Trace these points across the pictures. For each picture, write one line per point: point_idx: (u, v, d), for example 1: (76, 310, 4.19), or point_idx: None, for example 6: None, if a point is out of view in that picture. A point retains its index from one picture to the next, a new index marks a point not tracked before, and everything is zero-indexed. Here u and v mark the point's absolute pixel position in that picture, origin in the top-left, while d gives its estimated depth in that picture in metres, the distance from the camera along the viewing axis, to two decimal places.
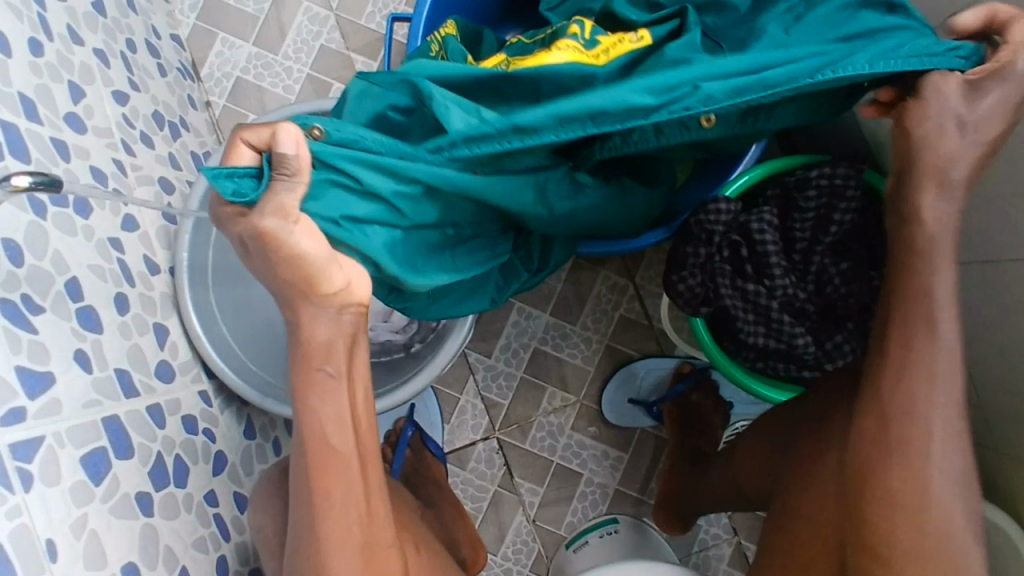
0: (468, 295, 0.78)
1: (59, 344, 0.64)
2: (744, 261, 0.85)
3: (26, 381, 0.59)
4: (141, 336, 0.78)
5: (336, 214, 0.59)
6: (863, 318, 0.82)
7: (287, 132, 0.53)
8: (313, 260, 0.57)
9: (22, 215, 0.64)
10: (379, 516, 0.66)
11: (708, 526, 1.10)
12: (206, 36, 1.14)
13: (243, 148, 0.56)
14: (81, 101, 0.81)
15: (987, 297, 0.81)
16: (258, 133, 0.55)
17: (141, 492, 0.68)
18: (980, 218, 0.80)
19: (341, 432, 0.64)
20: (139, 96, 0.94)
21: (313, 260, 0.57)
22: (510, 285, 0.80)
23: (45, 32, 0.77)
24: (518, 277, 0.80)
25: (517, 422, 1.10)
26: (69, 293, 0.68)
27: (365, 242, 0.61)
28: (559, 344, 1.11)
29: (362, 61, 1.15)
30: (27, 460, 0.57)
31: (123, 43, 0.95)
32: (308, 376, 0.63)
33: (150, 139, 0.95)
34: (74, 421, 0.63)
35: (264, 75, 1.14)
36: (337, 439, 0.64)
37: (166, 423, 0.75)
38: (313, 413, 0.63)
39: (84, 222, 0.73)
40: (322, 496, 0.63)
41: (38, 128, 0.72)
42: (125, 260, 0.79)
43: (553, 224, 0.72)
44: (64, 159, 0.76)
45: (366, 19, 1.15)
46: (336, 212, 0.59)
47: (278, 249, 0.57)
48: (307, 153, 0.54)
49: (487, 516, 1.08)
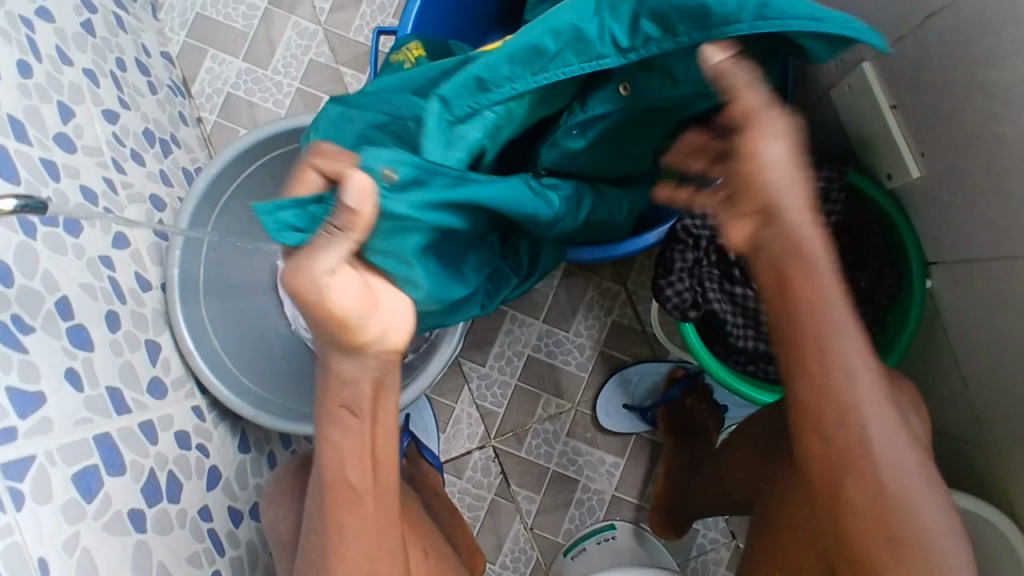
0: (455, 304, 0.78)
1: (50, 363, 0.65)
2: (731, 264, 0.87)
3: (17, 400, 0.60)
4: (133, 353, 0.78)
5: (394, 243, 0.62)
6: None
7: (359, 187, 0.53)
8: (359, 314, 0.59)
9: (12, 235, 0.64)
10: (390, 542, 0.65)
11: (706, 530, 1.10)
12: (196, 53, 1.15)
13: (313, 175, 0.57)
14: (71, 121, 0.82)
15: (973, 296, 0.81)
16: (331, 167, 0.56)
17: (133, 508, 0.68)
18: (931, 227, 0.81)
19: (359, 463, 0.63)
20: (129, 115, 0.95)
21: (359, 314, 0.59)
22: (498, 291, 0.81)
23: (34, 54, 0.78)
24: (504, 283, 0.81)
25: (513, 430, 1.10)
26: (60, 312, 0.68)
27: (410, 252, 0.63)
28: (552, 351, 1.11)
29: (351, 74, 1.16)
30: (18, 479, 0.57)
31: (112, 63, 0.96)
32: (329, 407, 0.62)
33: (141, 157, 0.95)
34: (65, 439, 0.64)
35: (254, 90, 1.15)
36: (355, 469, 0.63)
37: (158, 439, 0.76)
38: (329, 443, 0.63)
39: (74, 241, 0.73)
40: (335, 527, 0.62)
41: (28, 149, 0.73)
42: (116, 278, 0.80)
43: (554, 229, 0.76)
44: (54, 180, 0.76)
45: (354, 32, 1.16)
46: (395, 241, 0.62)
47: (331, 315, 0.57)
48: (369, 211, 0.54)
49: (485, 524, 1.08)
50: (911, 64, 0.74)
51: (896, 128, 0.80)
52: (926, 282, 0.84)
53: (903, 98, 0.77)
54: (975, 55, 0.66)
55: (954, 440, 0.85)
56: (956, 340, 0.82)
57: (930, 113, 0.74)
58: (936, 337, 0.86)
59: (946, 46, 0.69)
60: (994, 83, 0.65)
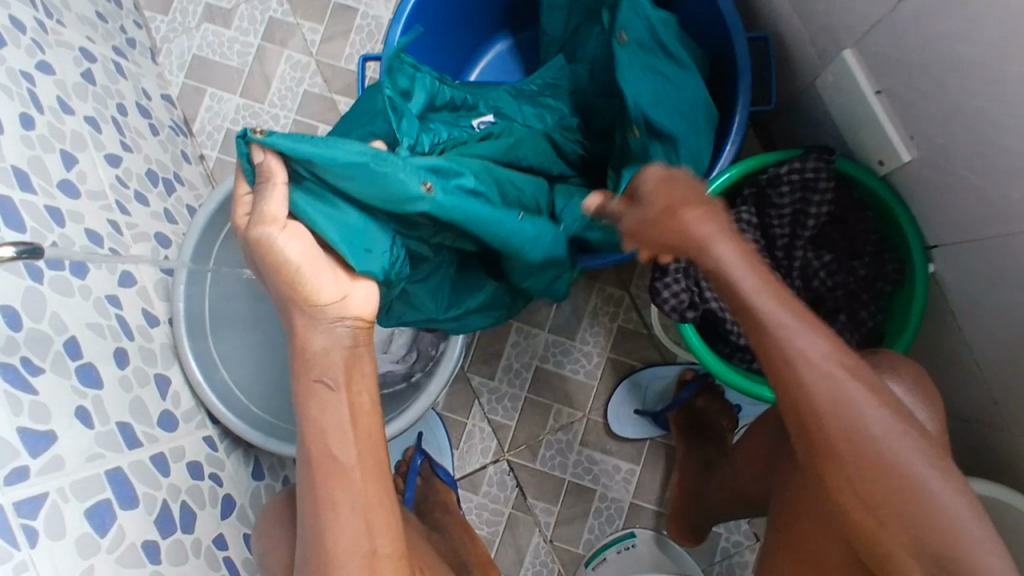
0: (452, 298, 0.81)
1: (60, 403, 0.67)
2: None
3: (28, 439, 0.61)
4: (142, 389, 0.80)
5: (338, 237, 0.62)
6: (854, 309, 0.85)
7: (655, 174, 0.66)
8: (302, 271, 0.62)
9: (20, 281, 0.66)
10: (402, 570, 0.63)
11: (729, 533, 1.08)
12: (196, 93, 1.18)
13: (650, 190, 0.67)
14: (74, 167, 0.85)
15: (969, 276, 0.78)
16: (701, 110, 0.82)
17: (147, 540, 0.69)
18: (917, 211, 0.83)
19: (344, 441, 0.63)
20: (132, 157, 0.98)
21: (300, 269, 0.62)
22: (473, 295, 0.82)
23: (35, 106, 0.82)
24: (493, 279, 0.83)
25: (526, 442, 1.10)
26: (68, 352, 0.70)
27: (330, 230, 0.61)
28: (560, 361, 1.11)
29: (345, 101, 1.18)
30: (31, 517, 0.58)
31: (113, 108, 0.99)
32: (304, 383, 0.64)
33: (145, 197, 0.98)
34: (78, 474, 0.65)
35: (252, 125, 1.18)
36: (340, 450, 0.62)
37: (170, 471, 0.77)
38: (315, 423, 0.63)
39: (80, 282, 0.76)
40: (329, 504, 0.61)
41: (32, 198, 0.76)
42: (123, 316, 0.82)
43: (430, 231, 0.69)
44: (59, 226, 0.79)
45: (345, 61, 1.19)
46: (338, 237, 0.62)
47: (269, 256, 0.61)
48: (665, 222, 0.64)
49: (504, 539, 1.08)
50: (887, 49, 0.74)
51: (881, 111, 0.79)
52: (929, 266, 0.83)
53: (886, 83, 0.76)
54: (950, 32, 0.65)
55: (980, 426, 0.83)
56: (960, 321, 0.82)
57: (917, 97, 0.73)
58: (942, 321, 0.85)
59: (923, 25, 0.68)
60: (975, 61, 0.64)
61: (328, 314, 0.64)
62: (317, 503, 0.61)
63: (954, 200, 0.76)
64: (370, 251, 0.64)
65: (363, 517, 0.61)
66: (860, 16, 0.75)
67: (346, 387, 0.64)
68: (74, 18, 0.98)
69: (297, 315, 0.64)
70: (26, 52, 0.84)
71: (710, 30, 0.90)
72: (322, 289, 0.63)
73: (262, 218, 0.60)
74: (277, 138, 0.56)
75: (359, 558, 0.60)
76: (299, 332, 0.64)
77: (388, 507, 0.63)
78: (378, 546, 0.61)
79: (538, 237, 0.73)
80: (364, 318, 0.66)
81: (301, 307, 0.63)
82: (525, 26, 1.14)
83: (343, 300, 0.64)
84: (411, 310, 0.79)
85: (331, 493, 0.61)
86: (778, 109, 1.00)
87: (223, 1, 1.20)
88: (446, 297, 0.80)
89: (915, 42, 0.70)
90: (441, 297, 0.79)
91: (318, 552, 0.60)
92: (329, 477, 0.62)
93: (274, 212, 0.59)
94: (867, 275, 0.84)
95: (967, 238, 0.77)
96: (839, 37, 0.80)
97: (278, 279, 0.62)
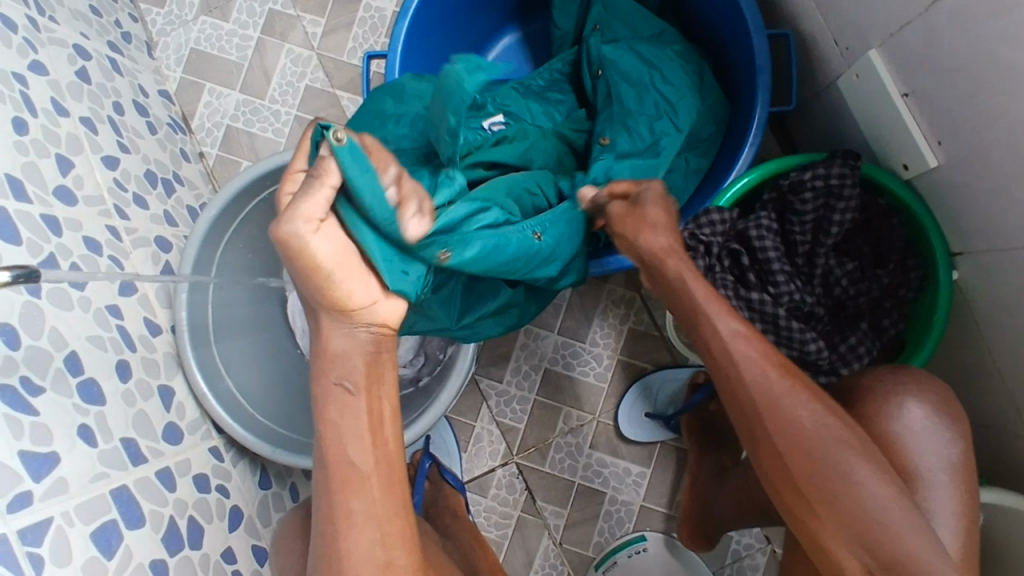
0: (467, 306, 0.79)
1: (61, 423, 0.65)
2: (745, 268, 0.84)
3: (30, 464, 0.60)
4: (146, 402, 0.78)
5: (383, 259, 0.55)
6: (877, 318, 0.83)
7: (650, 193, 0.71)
8: (336, 274, 0.55)
9: (17, 297, 0.64)
10: None
11: (740, 536, 1.07)
12: (194, 88, 1.15)
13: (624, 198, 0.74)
14: (71, 172, 0.82)
15: (997, 285, 0.76)
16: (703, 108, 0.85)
17: (155, 559, 0.68)
18: (942, 217, 0.81)
19: (364, 449, 0.60)
20: (129, 158, 0.95)
21: (333, 272, 0.55)
22: (485, 303, 0.79)
23: (28, 110, 0.79)
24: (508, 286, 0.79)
25: (535, 445, 1.09)
26: (69, 368, 0.68)
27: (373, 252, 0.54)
28: (569, 363, 1.09)
29: (348, 97, 1.15)
30: (36, 544, 0.57)
31: (110, 107, 0.96)
32: (325, 386, 0.60)
33: (144, 200, 0.96)
34: (82, 497, 0.63)
35: (253, 121, 1.14)
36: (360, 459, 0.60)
37: (177, 485, 0.75)
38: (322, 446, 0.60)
39: (79, 294, 0.73)
40: (342, 512, 0.59)
41: (28, 207, 0.73)
42: (125, 327, 0.80)
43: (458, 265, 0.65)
44: (56, 235, 0.76)
45: (347, 55, 1.15)
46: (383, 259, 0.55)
47: (306, 258, 0.53)
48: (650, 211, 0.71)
49: (513, 542, 1.07)
50: (917, 51, 0.71)
51: (908, 115, 0.76)
52: (953, 273, 0.81)
53: (914, 86, 0.74)
54: (986, 36, 0.63)
55: (1001, 437, 0.82)
56: (983, 330, 0.80)
57: (946, 101, 0.71)
58: (966, 330, 0.83)
59: (957, 28, 0.65)
60: (1011, 67, 0.61)
61: (357, 317, 0.59)
62: (330, 527, 0.59)
63: (982, 208, 0.74)
64: (407, 272, 0.57)
65: (375, 526, 0.59)
66: (889, 16, 0.72)
67: (366, 392, 0.61)
68: (68, 14, 0.95)
69: (323, 315, 0.59)
70: (18, 52, 0.81)
71: (729, 26, 0.87)
72: (356, 295, 0.58)
73: (304, 216, 0.50)
74: (347, 156, 0.46)
75: (372, 567, 0.58)
76: (321, 329, 0.60)
77: (402, 517, 0.60)
78: (394, 557, 0.59)
79: (557, 250, 0.71)
80: (390, 325, 0.62)
81: (334, 308, 0.58)
82: (534, 17, 1.11)
83: (372, 305, 0.60)
84: (423, 319, 0.78)
85: (343, 499, 0.59)
86: (795, 107, 0.98)
87: None
88: (459, 307, 0.78)
89: (947, 44, 0.67)
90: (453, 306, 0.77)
91: (330, 559, 0.59)
92: (345, 485, 0.59)
93: (309, 209, 0.50)
94: (890, 284, 0.82)
95: (994, 248, 0.75)
96: (865, 36, 0.77)
97: (308, 280, 0.55)
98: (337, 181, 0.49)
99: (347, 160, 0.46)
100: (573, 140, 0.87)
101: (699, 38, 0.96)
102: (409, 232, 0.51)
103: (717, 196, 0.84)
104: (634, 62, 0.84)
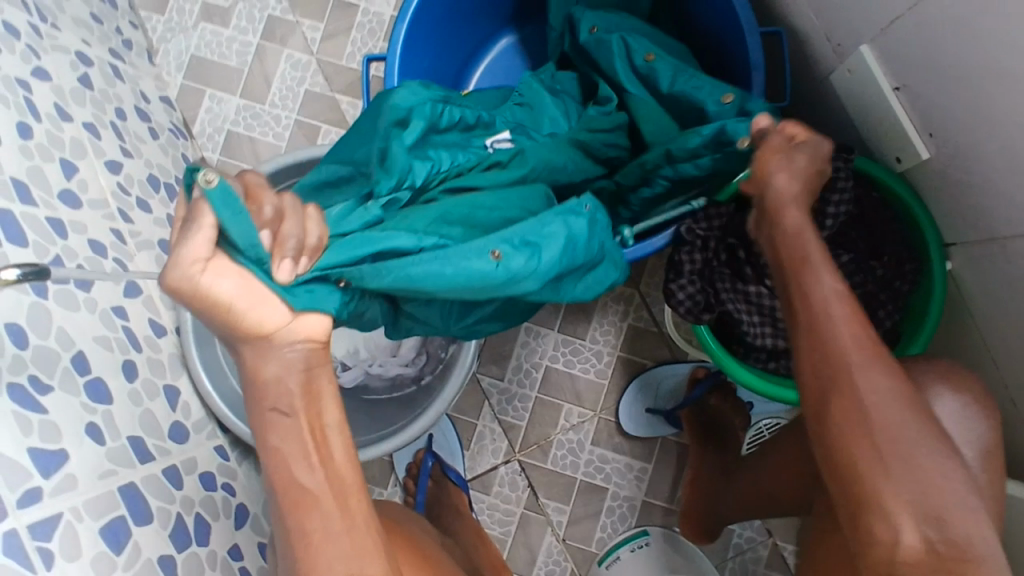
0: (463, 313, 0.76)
1: (69, 420, 0.65)
2: (742, 262, 0.85)
3: (40, 460, 0.60)
4: (152, 401, 0.79)
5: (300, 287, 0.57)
6: (874, 309, 0.84)
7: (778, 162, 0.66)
8: (239, 304, 0.54)
9: (24, 298, 0.65)
10: None
11: (742, 530, 1.08)
12: (194, 94, 1.17)
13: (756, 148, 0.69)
14: (75, 176, 0.84)
15: (990, 276, 0.77)
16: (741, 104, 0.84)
17: (164, 555, 0.69)
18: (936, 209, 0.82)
19: (311, 468, 0.57)
20: (132, 162, 0.96)
21: (239, 302, 0.54)
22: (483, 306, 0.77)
23: (32, 115, 0.80)
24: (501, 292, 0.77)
25: (537, 442, 1.10)
26: (76, 368, 0.69)
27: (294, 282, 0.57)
28: (570, 360, 1.10)
29: (347, 100, 1.16)
30: (47, 539, 0.58)
31: (112, 113, 0.97)
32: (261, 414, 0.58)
33: (147, 204, 0.97)
34: (91, 493, 0.64)
35: (254, 126, 1.16)
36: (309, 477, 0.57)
37: (183, 483, 0.76)
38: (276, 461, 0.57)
39: (85, 295, 0.74)
40: (300, 533, 0.55)
41: (34, 210, 0.74)
42: (130, 327, 0.81)
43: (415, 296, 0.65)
44: (62, 237, 0.78)
45: (346, 59, 1.17)
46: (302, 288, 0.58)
47: (205, 300, 0.53)
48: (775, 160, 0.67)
49: (516, 539, 1.08)
50: (907, 46, 0.72)
51: (899, 108, 0.78)
52: (946, 264, 0.83)
53: (905, 80, 0.75)
54: (973, 30, 0.64)
55: None
56: (979, 319, 0.81)
57: (936, 94, 0.72)
58: (962, 320, 0.84)
59: (945, 23, 0.67)
60: (998, 59, 0.63)
61: (276, 339, 0.58)
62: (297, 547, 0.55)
63: (974, 199, 0.75)
64: (313, 292, 0.58)
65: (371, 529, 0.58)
66: (879, 11, 0.73)
67: (303, 410, 0.58)
68: (69, 21, 0.96)
69: (243, 348, 0.58)
70: (21, 58, 0.82)
71: (722, 24, 0.89)
72: (267, 320, 0.56)
73: (188, 257, 0.51)
74: (214, 194, 0.48)
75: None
76: (247, 361, 0.58)
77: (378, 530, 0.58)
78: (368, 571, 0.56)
79: (518, 276, 0.61)
80: (317, 337, 0.60)
81: (254, 340, 0.57)
82: (530, 20, 1.12)
83: (289, 324, 0.58)
84: (420, 325, 0.75)
85: (298, 520, 0.55)
86: (789, 104, 0.99)
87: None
88: (456, 312, 0.75)
89: (935, 39, 0.69)
90: (449, 312, 0.74)
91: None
92: (296, 505, 0.56)
93: (194, 252, 0.51)
94: (884, 275, 0.83)
95: (986, 238, 0.76)
96: (855, 32, 0.78)
97: (216, 318, 0.55)
98: (215, 222, 0.51)
99: (217, 204, 0.48)
100: (589, 144, 0.83)
101: (693, 38, 0.97)
102: (278, 275, 0.53)
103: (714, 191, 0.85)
104: (669, 71, 0.82)
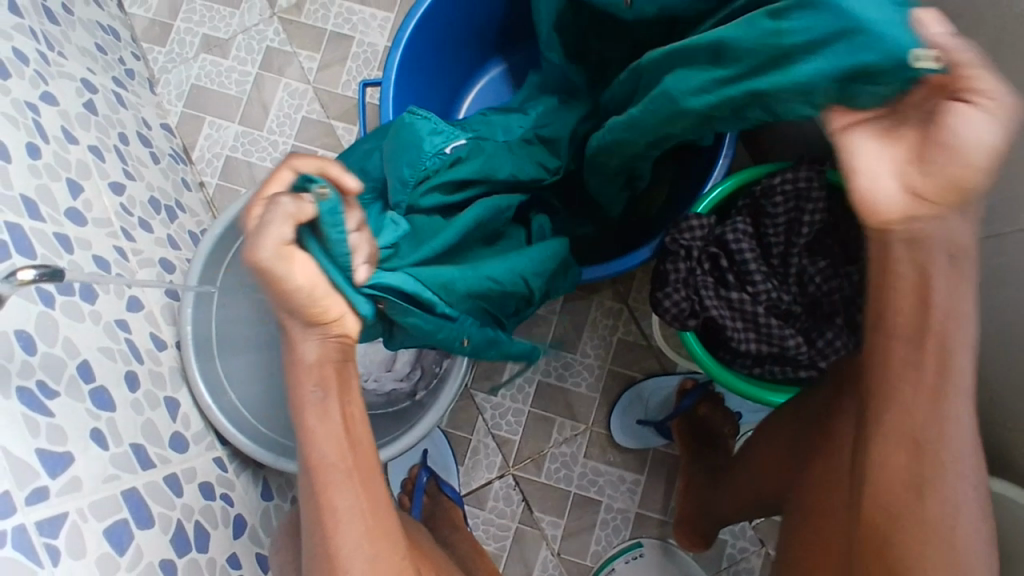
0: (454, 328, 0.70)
1: (74, 424, 0.67)
2: (725, 270, 0.89)
3: (47, 461, 0.62)
4: (154, 411, 0.80)
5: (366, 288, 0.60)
6: (852, 313, 0.87)
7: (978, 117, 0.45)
8: (308, 293, 0.56)
9: (32, 306, 0.67)
10: None
11: (734, 540, 1.09)
12: (194, 121, 1.20)
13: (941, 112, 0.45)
14: (81, 196, 0.86)
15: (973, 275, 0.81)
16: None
17: (164, 559, 0.70)
18: None
19: (339, 447, 0.62)
20: (135, 185, 0.99)
21: (308, 293, 0.56)
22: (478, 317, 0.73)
23: (40, 136, 0.83)
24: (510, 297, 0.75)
25: (531, 457, 1.11)
26: (82, 375, 0.71)
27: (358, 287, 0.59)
28: (562, 374, 1.13)
29: (343, 126, 1.20)
30: (53, 536, 0.59)
31: (116, 138, 1.00)
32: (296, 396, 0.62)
33: (149, 224, 1.00)
34: (96, 495, 0.65)
35: (252, 151, 1.20)
36: (336, 454, 0.62)
37: (183, 491, 0.77)
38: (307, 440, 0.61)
39: (91, 307, 0.76)
40: (330, 511, 0.61)
41: (42, 225, 0.77)
42: (133, 340, 0.83)
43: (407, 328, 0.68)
44: (68, 252, 0.80)
45: (342, 87, 1.21)
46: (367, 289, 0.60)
47: (275, 281, 0.55)
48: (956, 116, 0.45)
49: (511, 554, 1.09)
50: None
51: None
52: None
53: None
54: None
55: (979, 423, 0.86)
56: None
57: None
58: None
59: None
60: None
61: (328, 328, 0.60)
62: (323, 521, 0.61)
63: None
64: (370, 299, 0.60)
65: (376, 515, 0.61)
66: None
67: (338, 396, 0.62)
68: (75, 51, 1.00)
69: (295, 326, 0.59)
70: (30, 83, 0.86)
71: None
72: (333, 309, 0.59)
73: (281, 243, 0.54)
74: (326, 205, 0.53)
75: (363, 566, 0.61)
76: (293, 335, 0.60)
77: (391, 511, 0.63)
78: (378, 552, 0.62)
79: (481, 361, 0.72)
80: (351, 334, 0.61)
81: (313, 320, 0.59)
82: (518, 48, 1.18)
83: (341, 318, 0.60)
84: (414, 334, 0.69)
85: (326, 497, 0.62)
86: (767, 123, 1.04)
87: (219, 32, 1.23)
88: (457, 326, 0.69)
89: None
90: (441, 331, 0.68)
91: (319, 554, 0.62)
92: (327, 484, 0.61)
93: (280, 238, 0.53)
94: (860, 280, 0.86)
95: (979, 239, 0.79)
96: None
97: (280, 296, 0.56)
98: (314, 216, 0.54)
99: (326, 215, 0.53)
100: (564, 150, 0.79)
101: None
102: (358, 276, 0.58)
103: (696, 203, 0.89)
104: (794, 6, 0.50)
